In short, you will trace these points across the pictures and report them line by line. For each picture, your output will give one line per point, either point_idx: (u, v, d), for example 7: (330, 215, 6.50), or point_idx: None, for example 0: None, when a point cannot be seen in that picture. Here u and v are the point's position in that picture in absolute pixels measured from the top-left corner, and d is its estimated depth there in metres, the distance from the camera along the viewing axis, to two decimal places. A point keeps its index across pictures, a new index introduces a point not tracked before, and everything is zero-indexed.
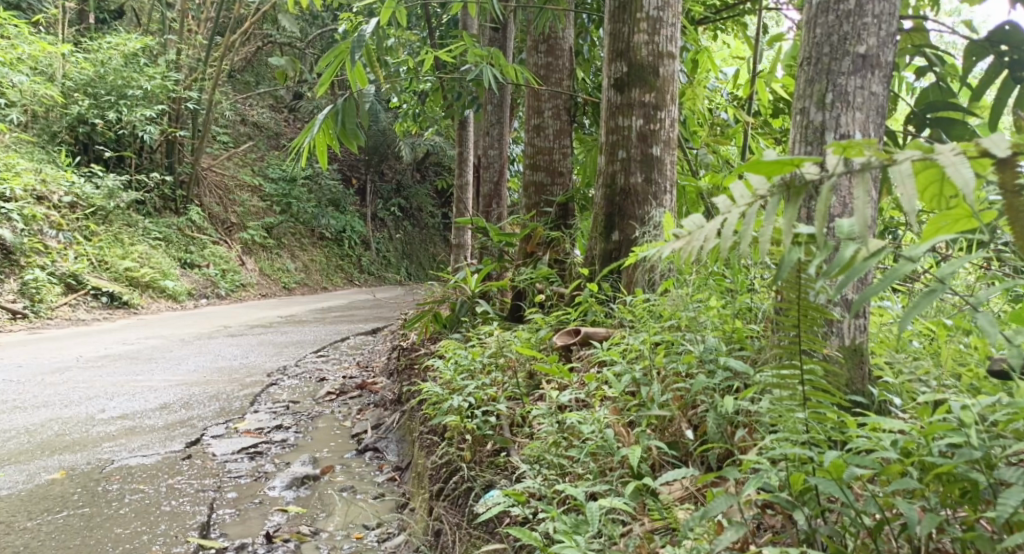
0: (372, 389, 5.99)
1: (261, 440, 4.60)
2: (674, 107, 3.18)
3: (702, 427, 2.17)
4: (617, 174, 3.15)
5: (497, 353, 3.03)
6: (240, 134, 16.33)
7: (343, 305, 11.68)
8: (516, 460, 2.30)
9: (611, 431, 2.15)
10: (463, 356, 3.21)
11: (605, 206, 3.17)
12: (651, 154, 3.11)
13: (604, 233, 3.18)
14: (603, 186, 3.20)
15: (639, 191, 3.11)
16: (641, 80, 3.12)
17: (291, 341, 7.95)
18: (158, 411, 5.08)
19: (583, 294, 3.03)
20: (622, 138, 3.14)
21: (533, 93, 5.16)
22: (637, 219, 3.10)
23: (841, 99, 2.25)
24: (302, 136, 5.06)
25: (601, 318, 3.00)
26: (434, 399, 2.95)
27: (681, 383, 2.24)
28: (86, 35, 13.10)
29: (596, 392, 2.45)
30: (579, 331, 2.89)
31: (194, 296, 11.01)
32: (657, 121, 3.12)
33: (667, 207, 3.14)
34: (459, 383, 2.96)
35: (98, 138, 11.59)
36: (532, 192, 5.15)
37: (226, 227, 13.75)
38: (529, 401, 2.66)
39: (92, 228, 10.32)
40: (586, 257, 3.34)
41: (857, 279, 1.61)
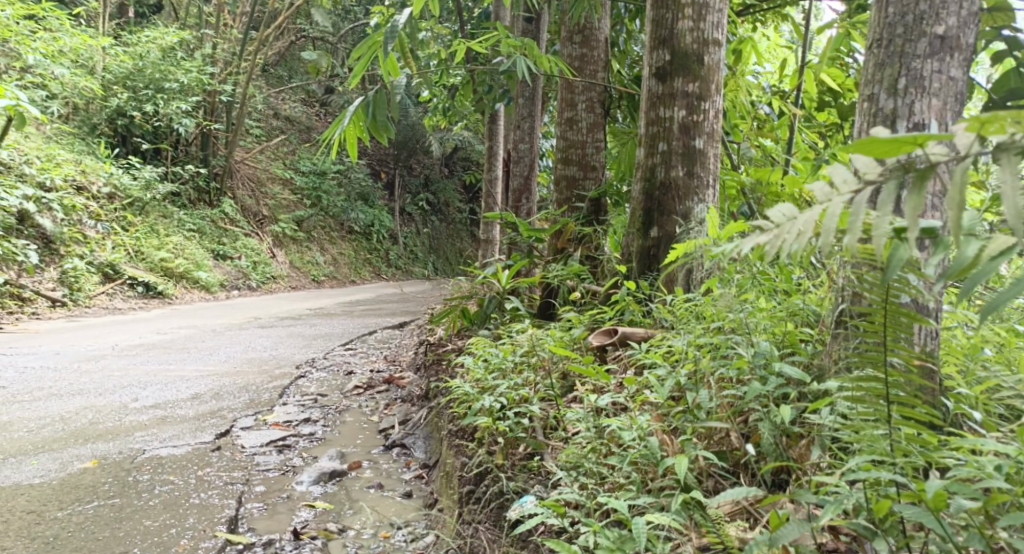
0: (399, 384, 5.93)
1: (289, 433, 4.55)
2: (719, 98, 3.05)
3: (752, 436, 2.07)
4: (657, 167, 3.03)
5: (529, 352, 2.93)
6: (272, 127, 16.40)
7: (370, 298, 11.66)
8: (551, 465, 2.20)
9: (656, 439, 2.05)
10: (493, 354, 3.11)
11: (645, 201, 3.05)
12: (693, 147, 2.99)
13: (642, 230, 3.06)
14: (641, 180, 3.08)
15: (681, 185, 2.99)
16: (685, 68, 2.99)
17: (319, 333, 7.93)
18: (188, 401, 5.06)
19: (622, 292, 2.90)
20: (663, 130, 3.02)
21: (567, 85, 5.04)
22: (679, 215, 2.99)
23: (915, 84, 2.13)
24: (333, 128, 5.00)
25: (637, 318, 2.88)
26: (464, 398, 2.86)
27: (731, 390, 2.13)
28: (125, 27, 13.23)
29: (636, 396, 2.34)
30: (615, 331, 2.78)
31: (227, 287, 11.07)
32: (701, 112, 2.99)
33: (710, 203, 3.02)
34: (491, 382, 2.86)
35: (136, 131, 11.69)
36: (564, 187, 5.04)
37: (258, 220, 13.81)
38: (563, 402, 2.56)
39: (129, 219, 10.40)
40: (622, 253, 3.21)
41: (986, 277, 1.48)
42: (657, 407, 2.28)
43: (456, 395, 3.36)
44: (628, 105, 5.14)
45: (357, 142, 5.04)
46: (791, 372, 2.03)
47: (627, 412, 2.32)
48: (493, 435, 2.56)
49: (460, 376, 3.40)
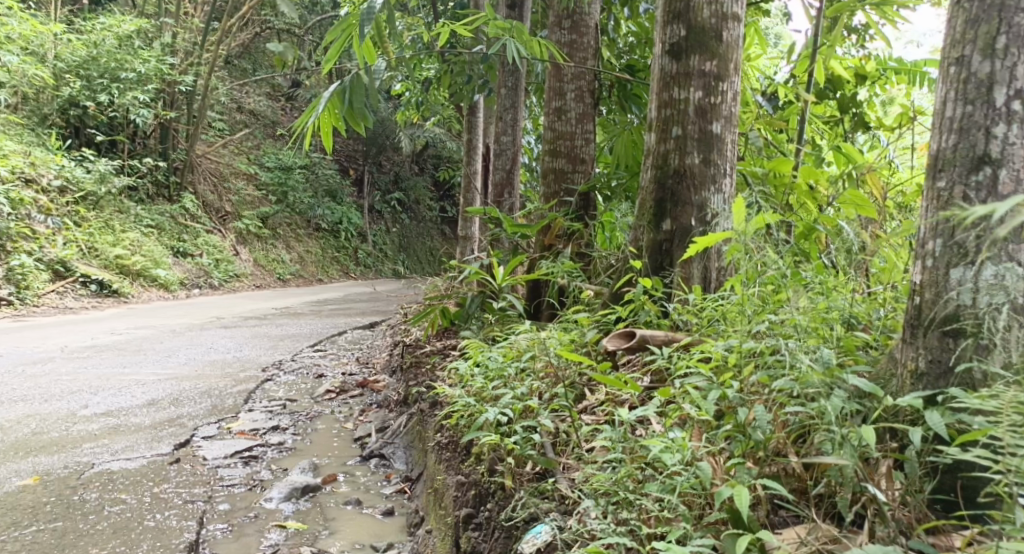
0: (375, 389, 5.61)
1: (256, 443, 4.22)
2: (737, 78, 2.81)
3: (814, 465, 1.87)
4: (671, 153, 2.78)
5: (531, 359, 2.68)
6: (235, 121, 15.93)
7: (339, 298, 11.27)
8: (575, 492, 1.96)
9: (708, 467, 1.84)
10: (489, 362, 2.85)
11: (657, 192, 2.80)
12: (710, 131, 2.75)
13: (652, 224, 2.82)
14: (652, 168, 2.84)
15: (696, 173, 2.75)
16: (702, 45, 2.75)
17: (286, 334, 7.57)
18: (145, 408, 4.69)
19: (638, 292, 2.63)
20: (677, 113, 2.77)
21: (555, 72, 4.79)
22: (694, 206, 2.75)
23: (1017, 43, 1.90)
24: (305, 116, 4.68)
25: (652, 321, 2.62)
26: (465, 410, 2.58)
27: (791, 407, 1.94)
28: (80, 15, 12.66)
29: (672, 411, 2.13)
30: (632, 334, 2.50)
31: (187, 285, 10.61)
32: (719, 94, 2.75)
33: (726, 193, 2.79)
34: (494, 395, 2.58)
35: (89, 122, 11.17)
36: (552, 180, 4.79)
37: (220, 216, 13.34)
38: (578, 415, 2.33)
39: (81, 213, 9.90)
40: (630, 246, 2.95)
41: None
42: (698, 424, 2.08)
43: (448, 404, 3.09)
44: (620, 94, 4.90)
45: (331, 131, 4.73)
46: (862, 386, 1.87)
47: (658, 432, 2.10)
48: (497, 451, 2.30)
49: (452, 385, 3.12)
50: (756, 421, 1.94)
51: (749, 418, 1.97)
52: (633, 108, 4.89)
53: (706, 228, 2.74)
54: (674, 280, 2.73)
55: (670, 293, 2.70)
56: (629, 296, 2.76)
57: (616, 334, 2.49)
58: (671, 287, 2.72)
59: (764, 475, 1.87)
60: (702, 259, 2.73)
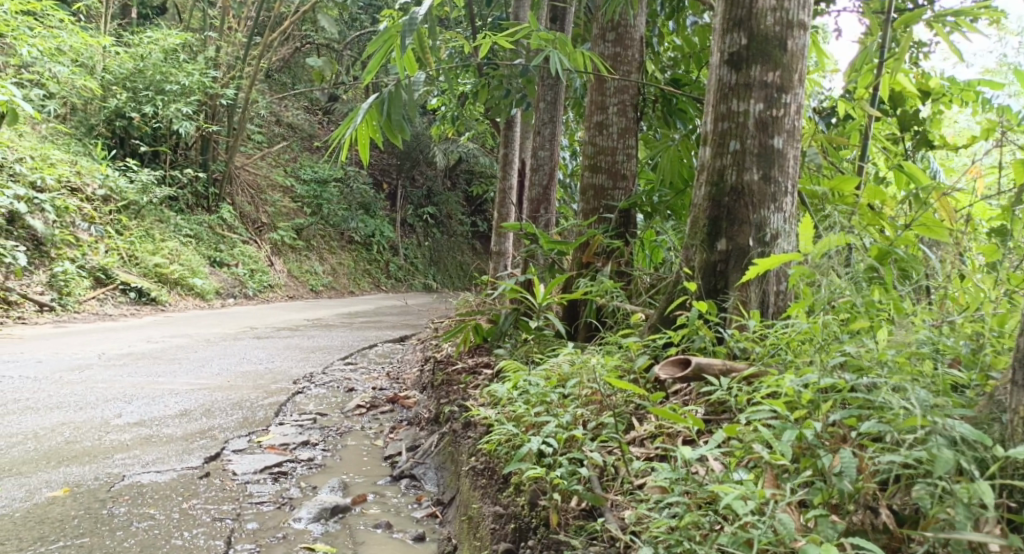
0: (406, 405, 5.50)
1: (286, 458, 4.13)
2: (802, 90, 2.67)
3: (907, 521, 1.77)
4: (728, 168, 2.64)
5: (579, 384, 2.56)
6: (274, 134, 16.08)
7: (370, 310, 11.23)
8: (635, 538, 1.87)
9: (788, 519, 1.74)
10: (530, 386, 2.73)
11: (711, 209, 2.66)
12: (771, 145, 2.61)
13: (704, 243, 2.67)
14: (707, 184, 2.70)
15: (755, 191, 2.61)
16: (764, 55, 2.61)
17: (318, 345, 7.51)
18: (177, 419, 4.63)
19: (693, 316, 2.45)
20: (736, 126, 2.64)
21: (597, 85, 4.66)
22: (753, 225, 2.61)
23: None
24: (343, 126, 4.61)
25: (707, 347, 2.47)
26: (507, 437, 2.47)
27: (882, 456, 1.82)
28: (127, 28, 12.86)
29: (741, 451, 2.02)
30: (687, 361, 2.37)
31: (222, 295, 10.65)
32: (782, 106, 2.62)
33: (788, 212, 2.64)
34: (539, 423, 2.46)
35: (134, 133, 11.31)
36: (591, 196, 4.66)
37: (257, 227, 13.43)
38: (630, 448, 2.22)
39: (123, 222, 9.99)
40: (680, 266, 2.80)
41: None
42: (766, 466, 1.97)
43: (485, 427, 2.96)
44: (664, 108, 4.76)
45: (369, 142, 4.66)
46: (968, 433, 1.76)
47: (718, 472, 1.99)
48: (539, 484, 2.20)
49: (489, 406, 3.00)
50: (841, 468, 1.84)
51: (834, 463, 1.86)
52: (678, 124, 4.76)
53: (765, 249, 2.60)
54: (730, 303, 2.58)
55: (723, 315, 2.55)
56: (682, 320, 2.61)
57: (669, 360, 2.35)
58: (727, 309, 2.57)
59: (851, 531, 1.77)
60: (759, 282, 2.58)
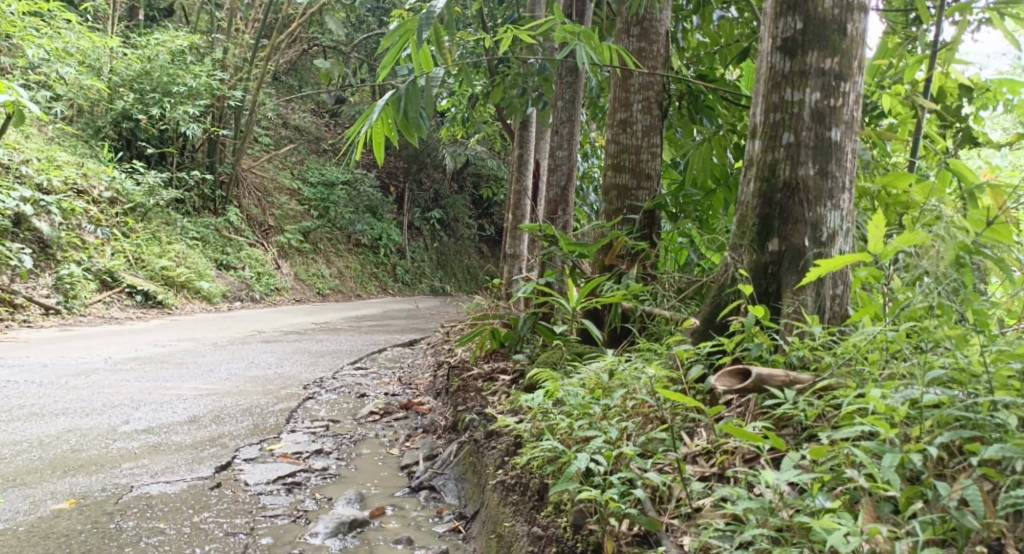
0: (420, 412, 5.33)
1: (300, 468, 3.97)
2: (861, 78, 2.52)
3: None
4: (781, 163, 2.51)
5: (627, 396, 2.40)
6: (280, 136, 15.95)
7: (377, 314, 11.06)
8: None
9: None
10: (569, 397, 2.57)
11: (762, 206, 2.53)
12: (828, 137, 2.47)
13: (754, 243, 2.54)
14: (757, 179, 2.56)
15: (811, 186, 2.46)
16: (821, 40, 2.47)
17: (327, 350, 7.35)
18: (186, 425, 4.48)
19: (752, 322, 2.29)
20: (789, 117, 2.50)
21: (621, 81, 4.50)
22: (808, 224, 2.46)
23: None
24: (357, 124, 4.45)
25: (763, 356, 2.33)
26: (551, 454, 2.30)
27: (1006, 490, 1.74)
28: (134, 30, 12.74)
29: (828, 475, 1.90)
30: (746, 372, 2.25)
31: (229, 297, 10.51)
32: (840, 95, 2.48)
33: (846, 209, 2.49)
34: (585, 438, 2.31)
35: (141, 135, 11.18)
36: (614, 196, 4.49)
37: (263, 230, 13.30)
38: (688, 469, 2.10)
39: (130, 224, 9.85)
40: (726, 267, 2.66)
41: None
42: (860, 494, 1.86)
43: (516, 440, 2.80)
44: (690, 105, 4.62)
45: (384, 140, 4.49)
46: None
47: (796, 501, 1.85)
48: (589, 506, 2.09)
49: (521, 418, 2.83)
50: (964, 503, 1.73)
51: (951, 496, 1.76)
52: (705, 121, 4.61)
53: (822, 249, 2.46)
54: (783, 302, 2.45)
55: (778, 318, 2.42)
56: (734, 327, 2.46)
57: (727, 372, 2.23)
58: (780, 307, 2.45)
59: None
60: (815, 284, 2.44)
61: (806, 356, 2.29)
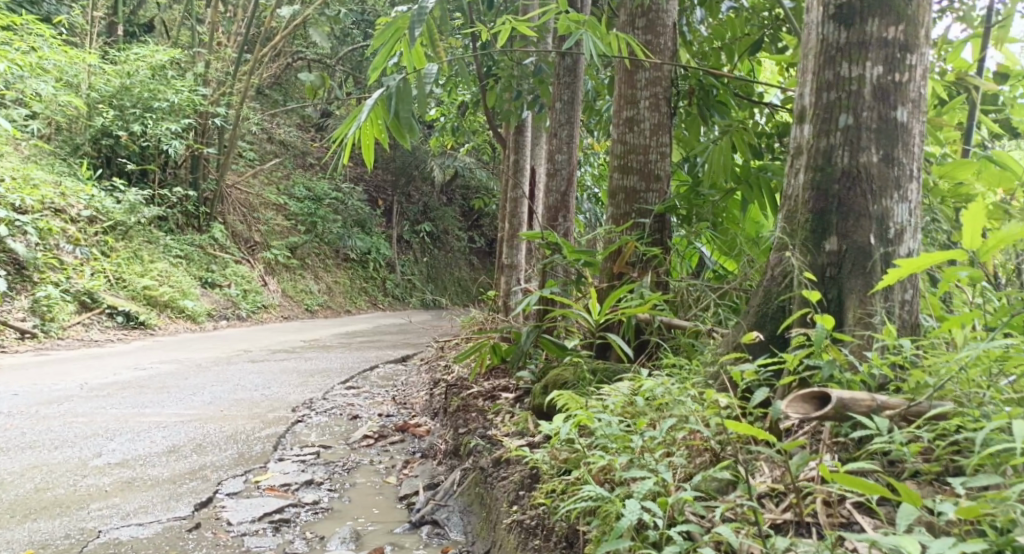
0: (417, 434, 4.98)
1: (289, 503, 3.62)
2: (928, 49, 2.26)
3: None
4: (837, 149, 2.24)
5: (678, 425, 2.08)
6: (265, 151, 15.58)
7: (369, 330, 10.69)
8: None
9: None
10: (598, 425, 2.25)
11: (817, 200, 2.26)
12: (893, 118, 2.21)
13: (809, 242, 2.27)
14: (808, 168, 2.30)
15: (876, 175, 2.20)
16: (884, 7, 2.21)
17: (317, 369, 6.99)
18: (164, 456, 4.12)
19: (825, 331, 1.96)
20: (847, 96, 2.23)
21: (625, 76, 4.21)
22: (875, 218, 2.20)
23: None
24: (344, 126, 4.11)
25: (838, 376, 2.00)
26: (594, 503, 1.96)
27: None
28: (113, 44, 12.34)
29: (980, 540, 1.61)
30: (824, 396, 1.87)
31: (214, 317, 10.11)
32: (906, 70, 2.21)
33: (915, 201, 2.23)
34: (632, 479, 2.00)
35: (121, 151, 10.79)
36: (621, 200, 4.18)
37: (249, 247, 12.92)
38: (766, 519, 1.79)
39: (110, 243, 9.46)
40: (775, 267, 2.39)
41: None
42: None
43: (534, 473, 2.48)
44: (701, 101, 4.33)
45: (374, 143, 4.18)
46: None
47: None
48: None
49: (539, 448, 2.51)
50: None
51: None
52: (716, 118, 4.33)
53: (889, 248, 2.20)
54: (846, 309, 2.18)
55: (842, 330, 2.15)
56: (796, 340, 2.16)
57: (801, 394, 1.86)
58: (842, 314, 2.18)
59: None
60: (885, 290, 2.17)
61: (884, 376, 2.03)
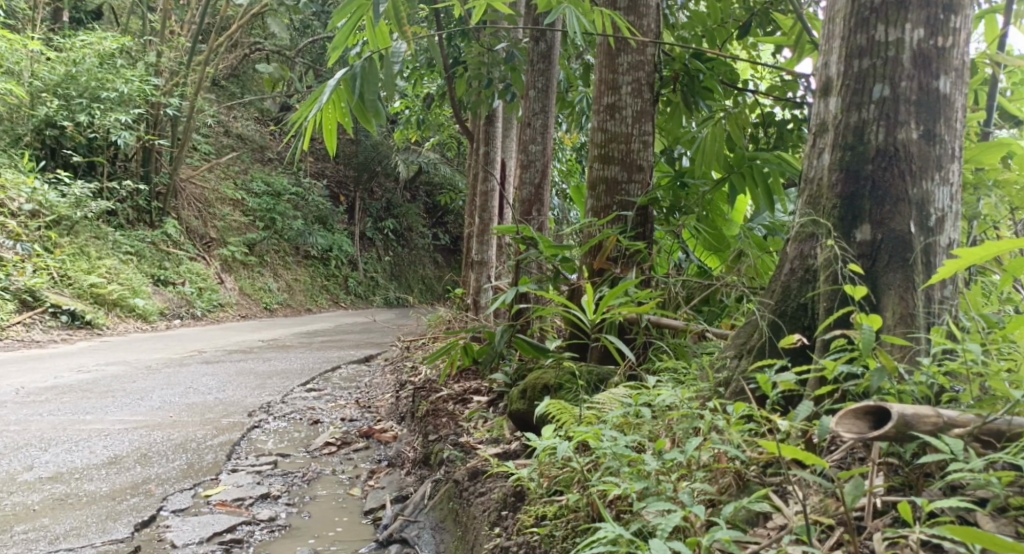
0: (383, 441, 4.68)
1: (242, 520, 3.30)
2: (971, 13, 2.08)
3: None
4: (871, 124, 2.06)
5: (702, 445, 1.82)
6: (222, 145, 15.05)
7: (330, 329, 10.32)
8: None
9: None
10: (603, 444, 1.98)
11: (846, 182, 2.08)
12: (934, 89, 2.03)
13: (838, 230, 2.07)
14: (836, 146, 2.11)
15: (914, 155, 2.02)
16: None
17: (274, 370, 6.64)
18: (105, 468, 3.76)
19: (874, 334, 1.72)
20: (882, 64, 2.05)
21: (605, 61, 3.95)
22: (913, 203, 2.01)
23: None
24: (304, 109, 3.79)
25: (889, 388, 1.75)
26: (612, 547, 1.66)
27: None
28: (59, 31, 11.75)
29: None
30: (875, 414, 1.59)
31: (167, 316, 9.64)
32: (948, 35, 2.03)
33: (956, 184, 2.04)
34: (650, 512, 1.74)
35: (67, 143, 10.23)
36: (602, 191, 3.92)
37: (204, 243, 12.44)
38: None
39: (53, 239, 8.94)
40: (794, 257, 2.20)
41: None
42: None
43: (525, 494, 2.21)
44: (686, 88, 4.11)
45: (336, 128, 3.87)
46: None
47: None
48: None
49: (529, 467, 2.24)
50: None
51: None
52: (701, 105, 4.13)
53: (929, 237, 2.01)
54: (881, 307, 1.98)
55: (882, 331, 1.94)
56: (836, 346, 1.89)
57: (855, 409, 1.59)
58: (877, 312, 1.98)
59: None
60: (924, 289, 1.98)
61: (936, 384, 1.79)
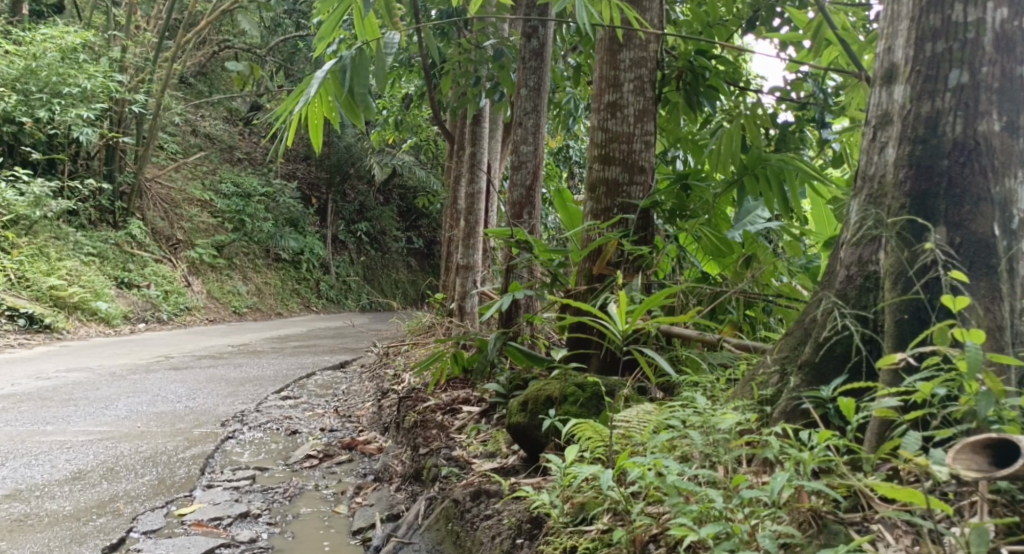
0: (367, 453, 4.44)
1: (220, 542, 3.06)
2: None
3: None
4: (946, 114, 1.97)
5: (785, 484, 1.63)
6: (189, 144, 14.65)
7: (302, 333, 10.02)
8: None
9: None
10: (667, 477, 1.79)
11: (917, 178, 1.99)
12: (1017, 75, 1.95)
13: (908, 232, 1.97)
14: (904, 139, 2.03)
15: (996, 147, 1.94)
16: None
17: (247, 377, 6.36)
18: (68, 484, 3.49)
19: (979, 353, 1.57)
20: (959, 48, 1.97)
21: (605, 58, 3.76)
22: (994, 201, 1.93)
23: None
24: (288, 102, 3.55)
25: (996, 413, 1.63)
26: None
27: None
28: (17, 24, 11.30)
29: None
30: (993, 447, 1.55)
31: (131, 319, 9.27)
32: None
33: None
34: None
35: (25, 140, 9.80)
36: (601, 193, 3.73)
37: (171, 245, 12.04)
38: None
39: (11, 239, 8.55)
40: (852, 260, 2.11)
41: None
42: None
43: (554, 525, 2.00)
44: (688, 87, 3.91)
45: (322, 123, 3.63)
46: None
47: None
48: None
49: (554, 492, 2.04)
50: None
51: None
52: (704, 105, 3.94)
53: (1011, 242, 1.92)
54: (970, 320, 1.85)
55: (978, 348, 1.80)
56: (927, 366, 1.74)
57: (973, 443, 1.55)
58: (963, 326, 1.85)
59: None
60: (1008, 294, 1.89)
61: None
